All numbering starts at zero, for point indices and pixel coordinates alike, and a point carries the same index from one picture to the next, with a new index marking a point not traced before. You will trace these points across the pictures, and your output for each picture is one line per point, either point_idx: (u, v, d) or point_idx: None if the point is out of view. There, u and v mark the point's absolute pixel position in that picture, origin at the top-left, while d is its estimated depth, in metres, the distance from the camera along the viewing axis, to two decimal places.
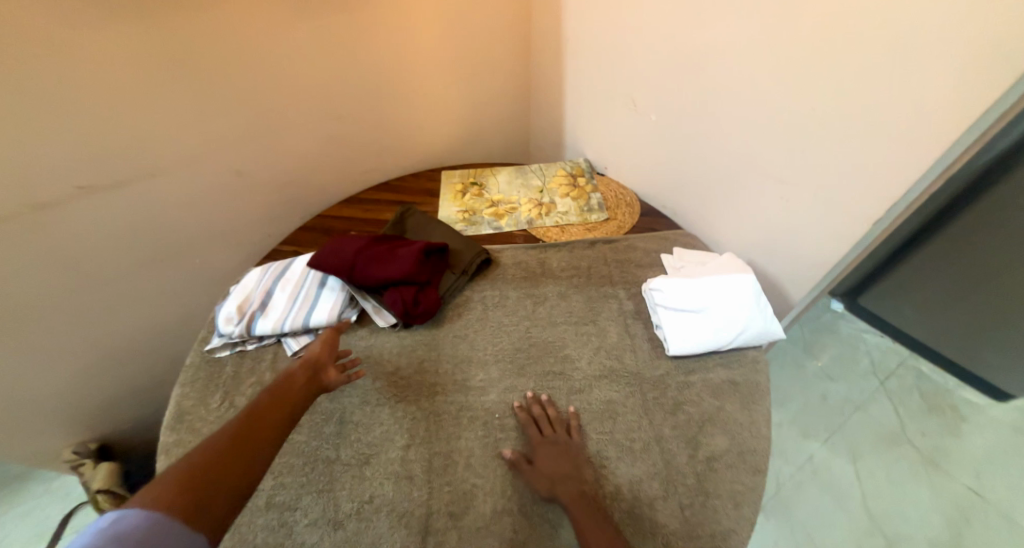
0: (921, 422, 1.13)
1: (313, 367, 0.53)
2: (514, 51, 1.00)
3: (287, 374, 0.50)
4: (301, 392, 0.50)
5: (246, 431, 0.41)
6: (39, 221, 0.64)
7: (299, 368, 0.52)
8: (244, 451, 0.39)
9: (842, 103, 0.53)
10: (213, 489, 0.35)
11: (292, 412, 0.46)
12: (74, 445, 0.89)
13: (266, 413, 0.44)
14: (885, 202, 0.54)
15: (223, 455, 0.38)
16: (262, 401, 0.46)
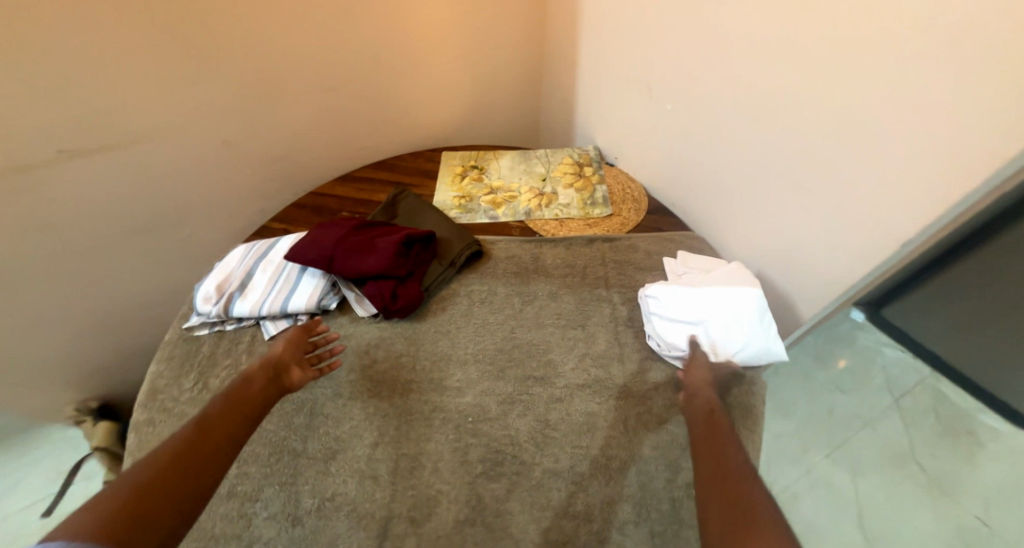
0: (934, 445, 1.08)
1: (276, 368, 0.53)
2: (528, 24, 0.94)
3: (246, 378, 0.50)
4: (259, 395, 0.50)
5: (194, 443, 0.41)
6: (22, 183, 0.63)
7: (258, 371, 0.52)
8: (189, 465, 0.39)
9: (872, 111, 0.46)
10: (156, 506, 0.35)
11: (246, 418, 0.47)
12: (76, 403, 0.92)
13: (216, 422, 0.44)
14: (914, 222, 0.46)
15: (165, 470, 0.37)
16: (216, 407, 0.46)
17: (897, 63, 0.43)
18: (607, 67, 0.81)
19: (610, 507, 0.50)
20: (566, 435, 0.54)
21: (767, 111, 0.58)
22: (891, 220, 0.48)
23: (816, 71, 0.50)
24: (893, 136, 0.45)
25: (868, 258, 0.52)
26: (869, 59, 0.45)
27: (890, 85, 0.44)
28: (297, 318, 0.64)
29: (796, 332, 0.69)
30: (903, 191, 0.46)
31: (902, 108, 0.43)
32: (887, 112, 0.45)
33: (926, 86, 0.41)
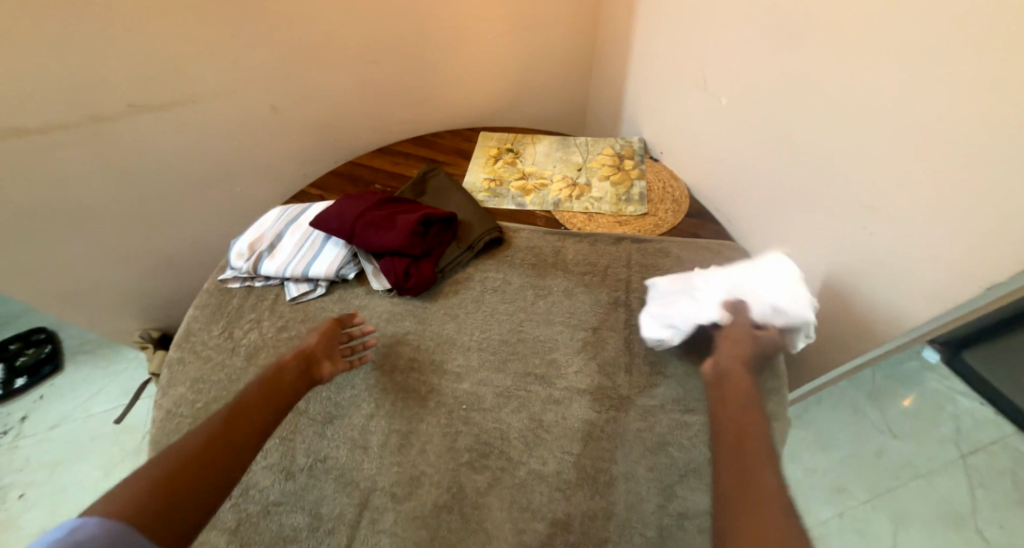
0: (1005, 514, 0.93)
1: (308, 361, 0.52)
2: (587, 1, 0.88)
3: (278, 367, 0.49)
4: (290, 385, 0.48)
5: (223, 431, 0.40)
6: (97, 132, 0.71)
7: (291, 361, 0.51)
8: (218, 454, 0.38)
9: (953, 128, 0.39)
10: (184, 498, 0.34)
11: (278, 408, 0.45)
12: (141, 329, 1.05)
13: (247, 410, 0.43)
14: (1000, 262, 0.38)
15: (195, 459, 0.36)
16: (250, 393, 0.45)
17: (987, 71, 0.35)
18: (664, 53, 0.75)
19: (590, 521, 0.47)
20: (557, 439, 0.53)
21: (833, 116, 0.50)
22: (970, 258, 0.41)
23: (894, 75, 0.43)
24: (977, 159, 0.38)
25: (936, 298, 0.45)
26: (956, 65, 0.37)
27: (977, 97, 0.36)
28: (317, 284, 0.67)
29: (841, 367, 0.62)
30: (984, 226, 0.39)
31: (988, 128, 0.36)
32: (971, 130, 0.37)
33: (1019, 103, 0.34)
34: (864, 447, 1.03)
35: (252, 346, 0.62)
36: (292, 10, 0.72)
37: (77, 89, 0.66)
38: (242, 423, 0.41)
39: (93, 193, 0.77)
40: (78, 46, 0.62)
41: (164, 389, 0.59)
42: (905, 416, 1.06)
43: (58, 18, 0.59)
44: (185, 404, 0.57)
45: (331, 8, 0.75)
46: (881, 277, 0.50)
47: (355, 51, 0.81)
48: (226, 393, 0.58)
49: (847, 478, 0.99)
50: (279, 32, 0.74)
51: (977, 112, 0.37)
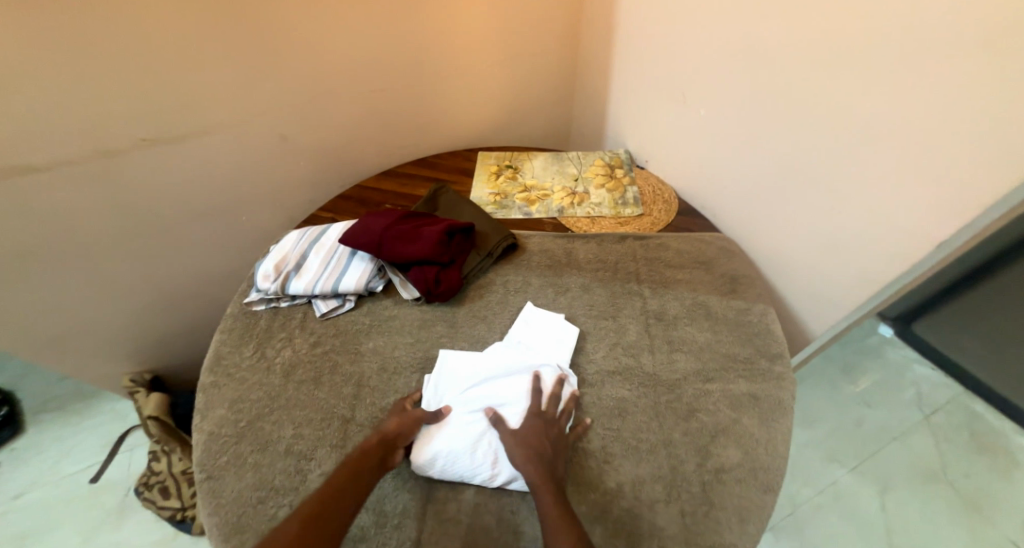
0: (965, 461, 1.06)
1: (387, 446, 0.52)
2: (566, 34, 0.99)
3: (361, 451, 0.51)
4: (371, 468, 0.50)
5: (317, 510, 0.44)
6: (108, 167, 0.70)
7: (372, 445, 0.52)
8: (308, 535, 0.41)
9: (908, 121, 0.49)
10: None
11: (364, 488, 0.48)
12: (131, 373, 0.99)
13: (338, 493, 0.46)
14: (955, 223, 0.49)
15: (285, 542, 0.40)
16: (337, 474, 0.48)
17: (933, 77, 0.46)
18: (645, 76, 0.85)
19: (641, 486, 0.52)
20: (597, 417, 0.58)
21: (803, 118, 0.60)
22: (930, 224, 0.51)
23: (857, 80, 0.53)
24: (930, 145, 0.48)
25: (903, 260, 0.55)
26: (907, 71, 0.48)
27: (927, 95, 0.47)
28: (345, 299, 0.69)
29: (824, 333, 0.72)
30: (942, 198, 0.49)
31: (939, 118, 0.47)
32: (925, 121, 0.48)
33: (965, 98, 0.44)
34: (844, 419, 1.13)
35: (288, 364, 0.64)
36: (306, 48, 0.77)
37: (93, 125, 0.66)
38: (333, 508, 0.45)
39: (98, 230, 0.75)
40: (98, 83, 0.63)
41: (204, 412, 0.60)
42: (873, 387, 1.16)
43: (82, 55, 0.60)
44: (228, 423, 0.58)
45: (341, 45, 0.80)
46: (858, 248, 0.60)
47: (361, 83, 0.86)
48: (268, 409, 0.59)
49: (834, 449, 1.09)
50: (293, 68, 0.78)
51: (929, 107, 0.47)
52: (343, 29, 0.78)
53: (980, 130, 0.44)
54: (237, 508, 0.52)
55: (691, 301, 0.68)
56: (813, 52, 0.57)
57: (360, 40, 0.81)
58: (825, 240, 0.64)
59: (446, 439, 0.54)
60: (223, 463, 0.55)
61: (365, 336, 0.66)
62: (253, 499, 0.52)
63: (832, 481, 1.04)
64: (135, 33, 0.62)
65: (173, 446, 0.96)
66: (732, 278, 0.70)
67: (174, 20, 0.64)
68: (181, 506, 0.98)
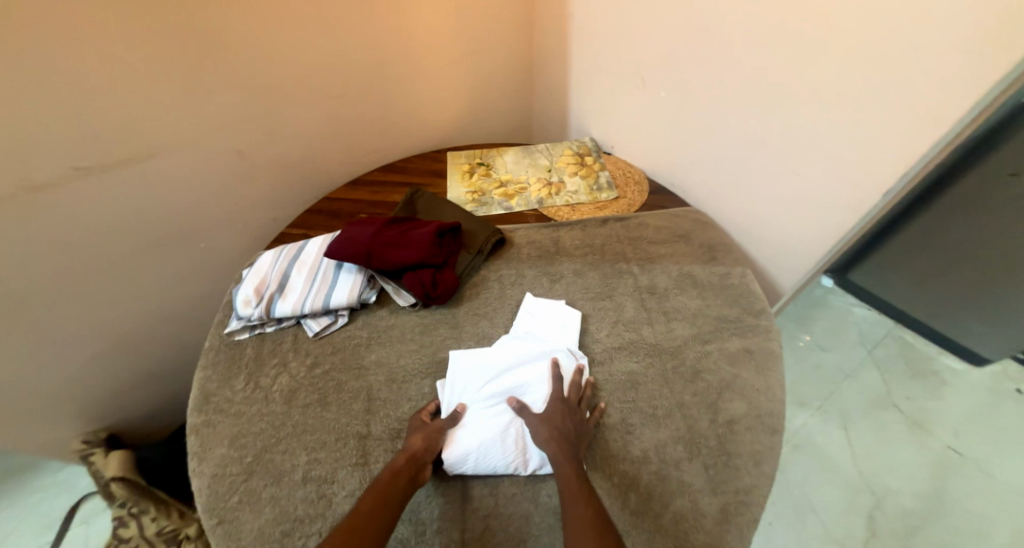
0: (907, 386, 1.20)
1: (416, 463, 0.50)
2: (518, 29, 1.00)
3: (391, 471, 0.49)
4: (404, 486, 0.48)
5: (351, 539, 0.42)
6: (40, 203, 0.62)
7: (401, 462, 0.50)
8: None
9: (854, 84, 0.56)
10: None
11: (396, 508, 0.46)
12: (83, 433, 0.88)
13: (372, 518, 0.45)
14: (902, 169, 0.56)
15: None
16: (367, 499, 0.46)
17: (873, 43, 0.52)
18: (602, 65, 0.89)
19: (664, 448, 0.55)
20: (612, 392, 0.60)
21: (758, 91, 0.66)
22: (880, 173, 0.58)
23: (805, 52, 0.59)
24: (875, 103, 0.55)
25: (858, 209, 0.62)
26: (850, 39, 0.54)
27: (870, 59, 0.53)
28: (338, 315, 0.66)
29: (793, 286, 0.79)
30: (891, 149, 0.56)
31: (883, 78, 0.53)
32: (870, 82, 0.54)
33: (903, 58, 0.51)
34: (805, 366, 1.24)
35: (287, 389, 0.60)
36: (257, 56, 0.73)
37: (19, 156, 0.58)
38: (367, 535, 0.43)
39: (35, 275, 0.66)
40: (21, 109, 0.56)
41: (201, 454, 0.55)
42: (822, 335, 1.28)
43: (5, 77, 0.53)
44: (232, 461, 0.54)
45: (294, 52, 0.76)
46: (818, 204, 0.67)
47: (318, 91, 0.82)
48: (275, 439, 0.56)
49: (801, 394, 1.19)
50: (245, 79, 0.73)
51: (871, 70, 0.54)
52: (296, 35, 0.75)
53: (921, 85, 0.51)
54: (261, 546, 0.48)
55: (678, 272, 0.72)
56: (762, 30, 0.62)
57: (314, 46, 0.78)
58: (787, 201, 0.70)
59: (477, 434, 0.54)
60: (234, 503, 0.51)
61: (366, 349, 0.64)
62: (277, 534, 0.49)
63: (801, 423, 1.15)
64: (61, 50, 0.56)
65: (146, 506, 0.86)
66: (711, 247, 0.75)
67: (106, 33, 0.58)
68: None
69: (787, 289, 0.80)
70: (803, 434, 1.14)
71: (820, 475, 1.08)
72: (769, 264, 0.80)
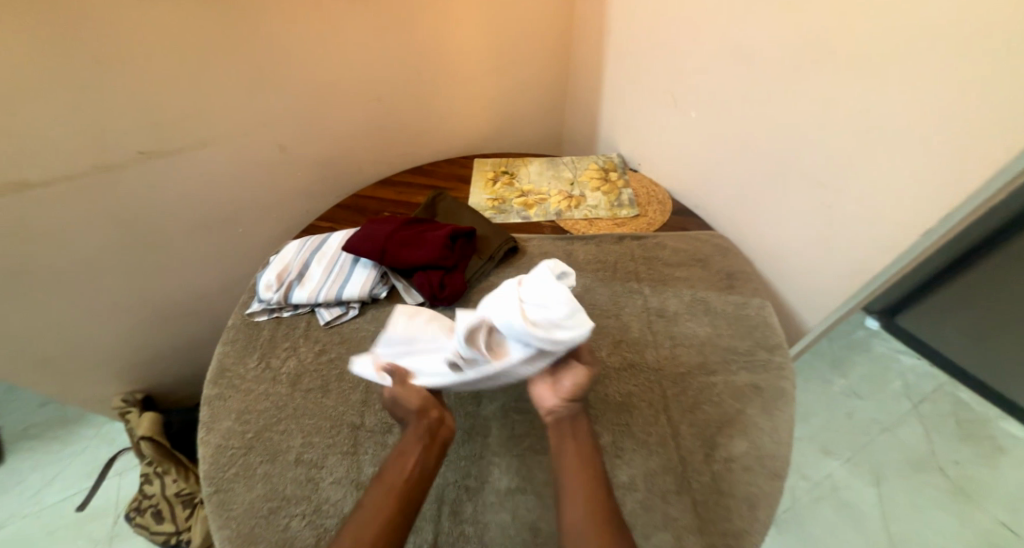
0: (953, 448, 1.09)
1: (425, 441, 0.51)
2: (557, 42, 1.02)
3: (399, 455, 0.50)
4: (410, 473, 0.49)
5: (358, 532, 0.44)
6: (106, 182, 0.70)
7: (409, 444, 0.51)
8: None
9: (889, 114, 0.53)
10: None
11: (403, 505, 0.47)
12: (123, 392, 0.97)
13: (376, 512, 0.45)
14: (942, 210, 0.52)
15: None
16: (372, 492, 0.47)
17: (917, 73, 0.49)
18: (637, 81, 0.88)
19: (653, 477, 0.53)
20: (606, 412, 0.59)
21: (790, 115, 0.64)
22: (915, 212, 0.54)
23: (841, 78, 0.57)
24: (908, 136, 0.52)
25: (892, 249, 0.58)
26: (892, 68, 0.51)
27: (912, 89, 0.50)
28: (349, 306, 0.69)
29: (819, 324, 0.74)
30: (925, 186, 0.52)
31: (924, 111, 0.50)
32: (911, 113, 0.51)
33: (944, 90, 0.48)
34: (836, 411, 1.15)
35: (293, 373, 0.63)
36: (304, 58, 0.77)
37: (92, 139, 0.65)
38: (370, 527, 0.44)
39: (92, 245, 0.73)
40: (96, 97, 0.63)
41: (210, 425, 0.59)
42: (860, 380, 1.20)
43: (86, 68, 0.60)
44: (234, 435, 0.57)
45: (341, 56, 0.81)
46: (848, 239, 0.63)
47: (358, 93, 0.87)
48: (276, 419, 0.59)
49: (828, 440, 1.11)
50: (292, 80, 0.78)
51: (910, 101, 0.51)
52: (343, 43, 0.80)
53: (963, 121, 0.47)
54: (248, 519, 0.51)
55: (690, 297, 0.71)
56: (800, 55, 0.60)
57: (359, 51, 0.82)
58: (815, 232, 0.67)
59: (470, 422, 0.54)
60: (231, 475, 0.54)
61: (371, 343, 0.66)
62: (265, 510, 0.52)
63: (827, 473, 1.05)
64: (136, 49, 0.63)
65: (168, 468, 0.93)
66: (729, 275, 0.74)
67: (172, 32, 0.64)
68: (176, 530, 0.93)
69: (811, 327, 0.76)
70: (828, 485, 1.04)
71: (844, 531, 0.98)
72: (796, 300, 0.76)
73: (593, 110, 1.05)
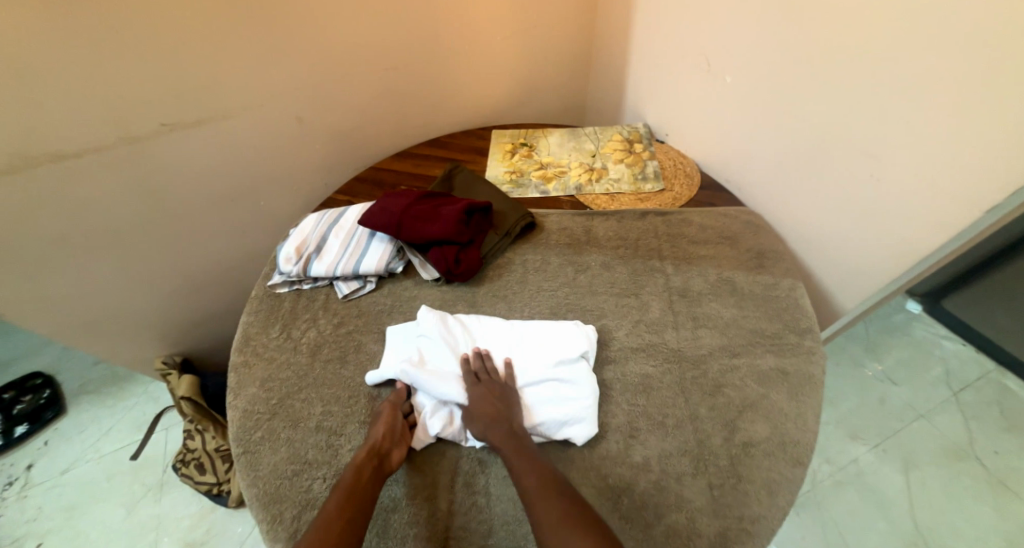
0: (995, 438, 1.03)
1: (379, 453, 0.51)
2: (582, 3, 0.96)
3: (354, 468, 0.50)
4: (367, 485, 0.48)
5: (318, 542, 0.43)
6: (134, 154, 0.71)
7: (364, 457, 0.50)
8: None
9: (952, 75, 0.47)
10: None
11: (362, 512, 0.46)
12: (164, 355, 1.02)
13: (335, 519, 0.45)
14: (1008, 185, 0.46)
15: None
16: (333, 498, 0.47)
17: (985, 30, 0.43)
18: (668, 44, 0.82)
19: (668, 458, 0.52)
20: (621, 392, 0.58)
21: (836, 80, 0.58)
22: (977, 187, 0.49)
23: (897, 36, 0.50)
24: (975, 101, 0.46)
25: (945, 228, 0.53)
26: (959, 23, 0.45)
27: (982, 47, 0.44)
28: (367, 280, 0.70)
29: (855, 308, 0.70)
30: (992, 158, 0.47)
31: (991, 75, 0.44)
32: (976, 77, 0.45)
33: (1018, 51, 0.41)
34: (867, 396, 1.10)
35: (313, 343, 0.65)
36: (320, 26, 0.75)
37: (117, 112, 0.66)
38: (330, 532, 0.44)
39: (126, 216, 0.76)
40: (117, 69, 0.63)
41: (237, 390, 0.61)
42: (896, 364, 1.14)
43: (103, 39, 0.60)
44: (260, 402, 0.60)
45: (357, 22, 0.78)
46: (894, 217, 0.58)
47: (374, 61, 0.84)
48: (297, 388, 0.61)
49: (856, 425, 1.07)
50: (309, 50, 0.77)
51: (979, 59, 0.44)
52: (359, 8, 0.77)
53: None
54: (273, 480, 0.53)
55: (716, 276, 0.69)
56: (849, 13, 0.54)
57: (375, 15, 0.79)
58: (856, 209, 0.62)
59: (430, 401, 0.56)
60: (257, 438, 0.57)
61: (388, 316, 0.67)
62: (288, 472, 0.54)
63: (853, 457, 1.02)
64: (152, 17, 0.62)
65: (207, 425, 0.98)
66: (759, 253, 0.71)
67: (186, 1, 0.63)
68: (217, 481, 1.01)
69: (847, 311, 0.72)
70: (853, 470, 1.01)
71: (867, 516, 0.95)
72: (830, 281, 0.72)
73: (620, 77, 0.99)
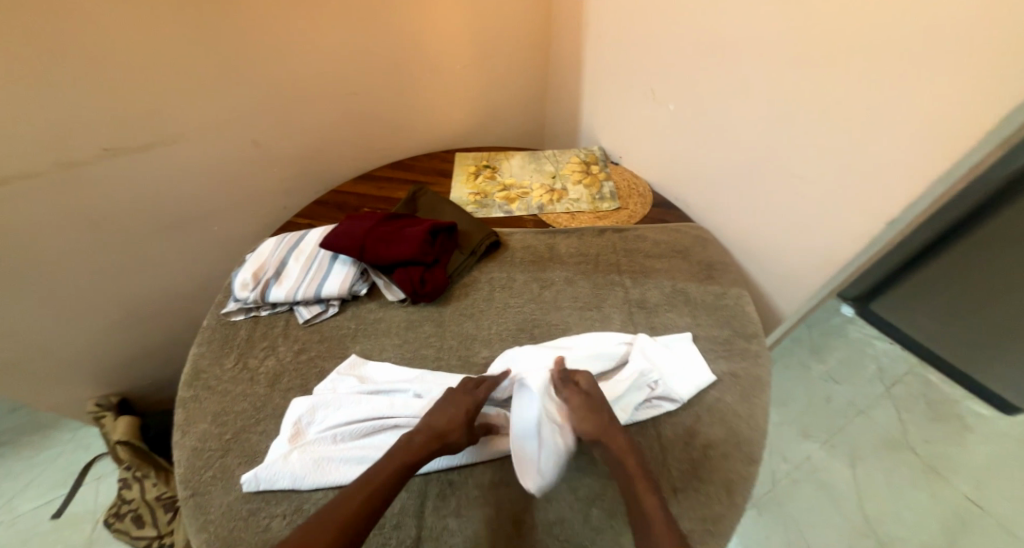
0: (925, 429, 1.12)
1: None
2: (534, 34, 1.01)
3: None
4: None
5: None
6: (70, 180, 0.67)
7: None
8: None
9: (859, 104, 0.54)
10: None
11: None
12: (97, 396, 0.93)
13: None
14: (910, 199, 0.53)
15: None
16: None
17: (884, 63, 0.50)
18: (616, 75, 0.89)
19: None
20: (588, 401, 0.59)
21: (766, 106, 0.65)
22: (885, 202, 0.55)
23: (815, 68, 0.57)
24: (878, 127, 0.53)
25: (863, 238, 0.60)
26: (860, 62, 0.52)
27: (881, 83, 0.51)
28: (329, 303, 0.68)
29: (796, 311, 0.76)
30: (893, 178, 0.54)
31: (892, 100, 0.51)
32: (878, 109, 0.52)
33: (908, 85, 0.49)
34: (814, 396, 1.18)
35: (272, 372, 0.62)
36: (275, 52, 0.75)
37: (52, 136, 0.62)
38: None
39: (57, 244, 0.71)
40: (55, 92, 0.60)
41: (184, 427, 0.57)
42: (838, 365, 1.23)
43: (39, 62, 0.57)
44: (212, 438, 0.56)
45: (314, 48, 0.79)
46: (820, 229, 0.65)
47: (330, 86, 0.84)
48: (255, 420, 0.57)
49: (806, 425, 1.13)
50: (263, 75, 0.76)
51: (878, 91, 0.52)
52: (318, 35, 0.78)
53: (929, 110, 0.48)
54: (226, 522, 0.49)
55: (671, 288, 0.72)
56: (774, 49, 0.61)
57: (332, 43, 0.80)
58: (789, 222, 0.68)
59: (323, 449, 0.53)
60: (209, 477, 0.53)
61: (351, 341, 0.66)
62: (244, 511, 0.50)
63: (806, 455, 1.08)
64: (95, 41, 0.60)
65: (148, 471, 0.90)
66: (708, 265, 0.76)
67: (134, 25, 0.62)
68: (158, 534, 0.90)
69: (788, 316, 0.78)
70: (807, 468, 1.07)
71: (823, 512, 1.00)
72: (772, 289, 0.77)
73: (574, 103, 1.05)
